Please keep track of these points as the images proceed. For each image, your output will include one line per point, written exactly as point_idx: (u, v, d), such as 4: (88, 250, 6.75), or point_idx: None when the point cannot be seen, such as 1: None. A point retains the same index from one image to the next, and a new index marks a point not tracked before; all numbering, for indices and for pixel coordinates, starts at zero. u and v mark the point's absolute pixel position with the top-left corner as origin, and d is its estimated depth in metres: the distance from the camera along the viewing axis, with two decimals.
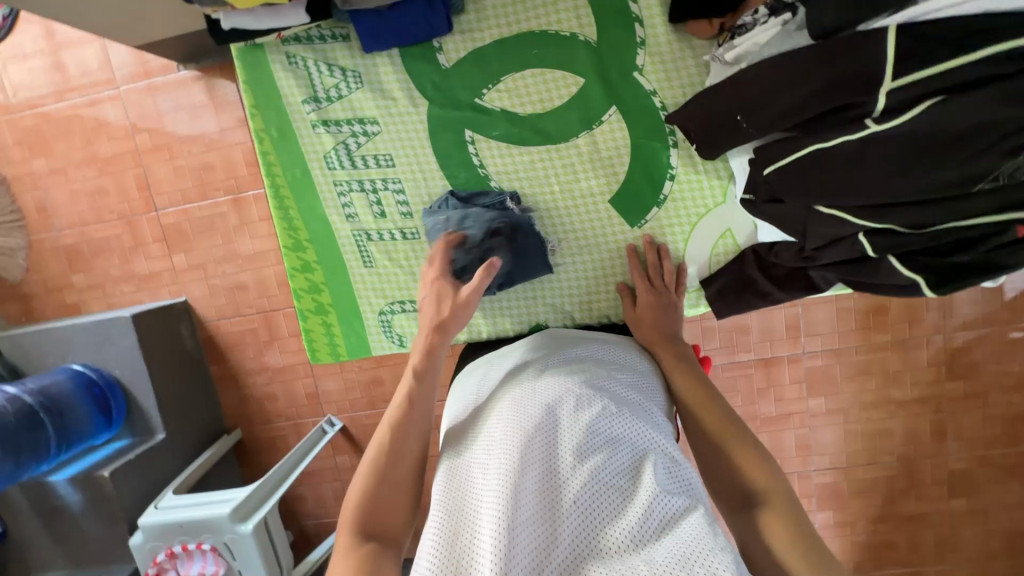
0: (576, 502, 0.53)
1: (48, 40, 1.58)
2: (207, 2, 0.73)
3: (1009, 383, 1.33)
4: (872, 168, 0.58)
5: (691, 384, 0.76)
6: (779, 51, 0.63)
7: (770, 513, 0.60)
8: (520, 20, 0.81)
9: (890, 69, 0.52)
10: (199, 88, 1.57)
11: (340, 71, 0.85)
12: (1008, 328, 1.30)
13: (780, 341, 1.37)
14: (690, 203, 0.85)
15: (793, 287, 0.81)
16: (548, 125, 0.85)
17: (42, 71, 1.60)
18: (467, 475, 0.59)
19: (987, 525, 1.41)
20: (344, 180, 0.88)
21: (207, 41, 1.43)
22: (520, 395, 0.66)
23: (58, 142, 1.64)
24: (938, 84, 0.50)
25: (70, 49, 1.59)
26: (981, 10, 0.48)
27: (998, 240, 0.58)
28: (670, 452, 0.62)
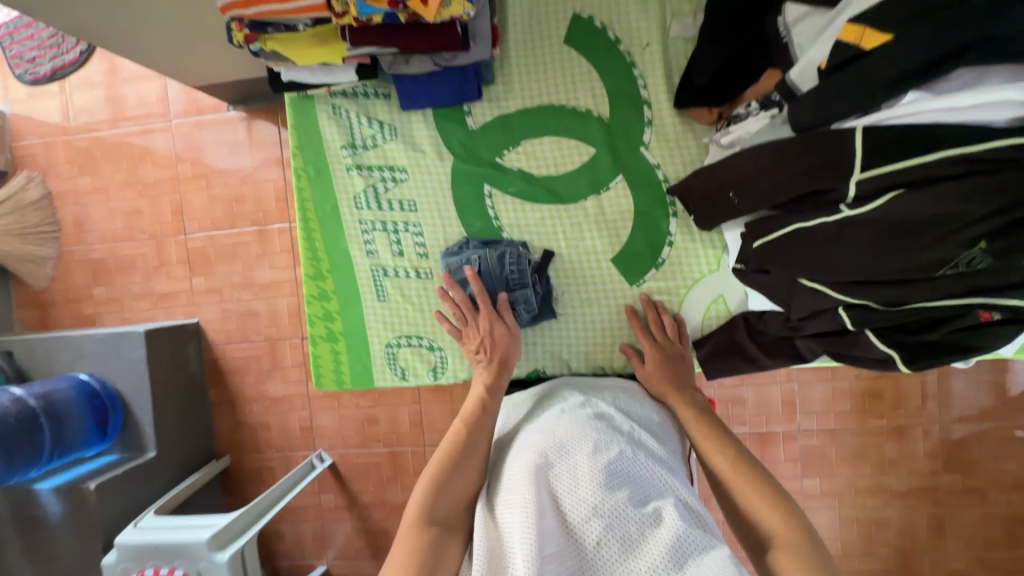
0: (598, 542, 0.57)
1: (115, 75, 1.75)
2: (272, 56, 0.83)
3: (1006, 482, 1.33)
4: (846, 246, 0.64)
5: (706, 432, 0.81)
6: (766, 139, 0.70)
7: (780, 552, 0.64)
8: (542, 95, 0.92)
9: (860, 161, 0.58)
10: (244, 128, 1.71)
11: (378, 124, 0.95)
12: (1004, 425, 1.31)
13: (776, 416, 1.39)
14: (685, 268, 0.91)
15: (780, 355, 0.85)
16: (559, 187, 0.93)
17: (104, 101, 1.76)
18: (497, 509, 0.64)
19: None
20: (369, 219, 0.96)
21: (258, 89, 1.58)
22: (541, 434, 0.71)
23: (106, 164, 1.77)
24: (899, 179, 0.57)
25: (133, 84, 1.75)
26: (935, 119, 0.54)
27: (962, 322, 0.64)
28: (687, 494, 0.65)
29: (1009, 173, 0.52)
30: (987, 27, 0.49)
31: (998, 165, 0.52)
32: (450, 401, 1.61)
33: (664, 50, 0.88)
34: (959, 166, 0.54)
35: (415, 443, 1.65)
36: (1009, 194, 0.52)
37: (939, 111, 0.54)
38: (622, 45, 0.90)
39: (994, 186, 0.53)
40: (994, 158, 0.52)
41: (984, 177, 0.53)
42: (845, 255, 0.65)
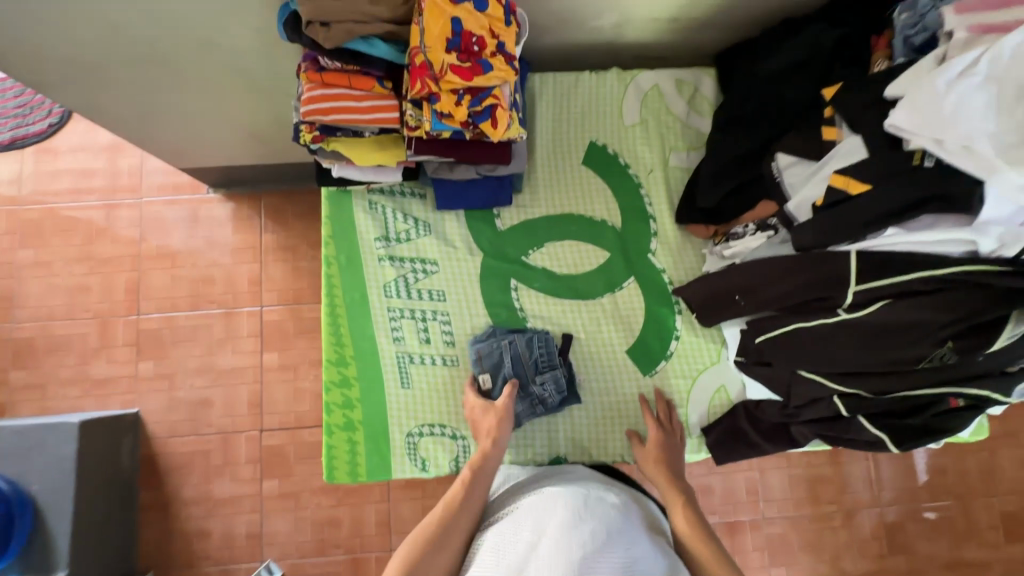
0: None
1: (81, 146, 1.68)
2: (330, 155, 0.91)
3: None
4: (843, 343, 0.78)
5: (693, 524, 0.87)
6: (768, 255, 0.85)
7: None
8: (563, 205, 1.05)
9: (854, 276, 0.74)
10: (221, 208, 1.67)
11: (412, 220, 1.02)
12: None
13: None
14: (691, 360, 1.02)
15: (778, 441, 0.95)
16: (579, 284, 1.03)
17: (65, 172, 1.66)
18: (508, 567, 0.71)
19: None
20: (398, 307, 0.99)
21: (247, 173, 1.59)
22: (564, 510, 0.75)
23: (53, 235, 1.62)
24: (882, 291, 0.73)
25: (101, 158, 1.68)
26: (908, 248, 0.72)
27: (937, 408, 0.78)
28: None
29: (964, 291, 0.69)
30: (938, 188, 0.68)
31: (954, 284, 0.69)
32: (422, 497, 1.53)
33: (665, 176, 1.06)
34: (927, 284, 0.70)
35: (381, 548, 1.52)
36: (966, 306, 0.69)
37: (912, 243, 0.71)
38: (631, 169, 1.07)
39: (954, 300, 0.69)
40: (953, 279, 0.69)
41: (945, 294, 0.70)
42: (843, 351, 0.78)
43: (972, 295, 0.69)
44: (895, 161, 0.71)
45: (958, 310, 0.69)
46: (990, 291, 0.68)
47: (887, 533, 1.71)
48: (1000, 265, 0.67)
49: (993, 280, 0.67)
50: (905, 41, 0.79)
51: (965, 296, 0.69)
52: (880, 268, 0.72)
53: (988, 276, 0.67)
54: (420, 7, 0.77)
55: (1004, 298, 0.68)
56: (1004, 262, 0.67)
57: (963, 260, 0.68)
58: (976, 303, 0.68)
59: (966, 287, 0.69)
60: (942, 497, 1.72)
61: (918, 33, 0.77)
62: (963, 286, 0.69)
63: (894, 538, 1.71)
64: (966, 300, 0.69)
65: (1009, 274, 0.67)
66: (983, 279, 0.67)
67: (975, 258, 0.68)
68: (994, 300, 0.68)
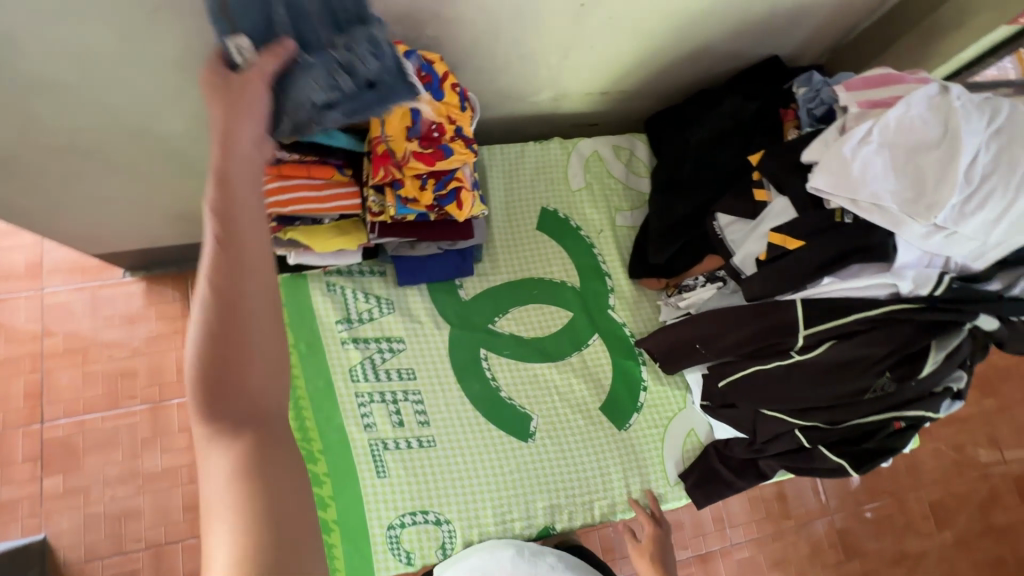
0: None
1: None
2: (286, 243, 0.87)
3: None
4: (799, 382, 0.85)
5: None
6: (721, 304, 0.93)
7: None
8: (523, 269, 1.08)
9: (803, 321, 0.81)
10: (138, 289, 1.46)
11: (374, 299, 1.00)
12: None
13: None
14: (661, 408, 1.05)
15: (748, 475, 1.01)
16: (547, 346, 1.04)
17: None
18: None
19: None
20: (366, 391, 0.95)
21: (172, 250, 1.44)
22: None
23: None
24: (825, 333, 0.81)
25: None
26: (844, 294, 0.80)
27: (885, 431, 0.86)
28: None
29: (890, 327, 0.78)
30: (860, 240, 0.78)
31: (883, 323, 0.79)
32: None
33: (614, 234, 1.13)
34: (861, 324, 0.79)
35: None
36: (894, 341, 0.78)
37: (846, 290, 0.80)
38: (582, 230, 1.12)
39: (884, 336, 0.78)
40: (882, 318, 0.78)
41: (876, 331, 0.79)
42: (801, 389, 0.85)
43: (898, 331, 0.78)
44: (820, 218, 0.80)
45: (889, 344, 0.78)
46: (912, 326, 0.78)
47: (843, 539, 1.83)
48: (916, 302, 0.77)
49: (912, 317, 0.77)
50: (810, 112, 0.90)
51: (892, 332, 0.78)
52: (822, 312, 0.81)
53: (910, 313, 0.77)
54: None
55: (923, 331, 0.78)
56: (920, 299, 0.77)
57: (888, 300, 0.78)
58: (902, 337, 0.78)
59: (893, 324, 0.78)
60: (880, 496, 1.87)
61: (816, 105, 0.91)
62: (889, 323, 0.79)
63: (846, 543, 1.83)
64: (895, 335, 0.78)
65: (926, 310, 0.77)
66: (906, 316, 0.77)
67: (897, 298, 0.78)
68: (916, 333, 0.78)
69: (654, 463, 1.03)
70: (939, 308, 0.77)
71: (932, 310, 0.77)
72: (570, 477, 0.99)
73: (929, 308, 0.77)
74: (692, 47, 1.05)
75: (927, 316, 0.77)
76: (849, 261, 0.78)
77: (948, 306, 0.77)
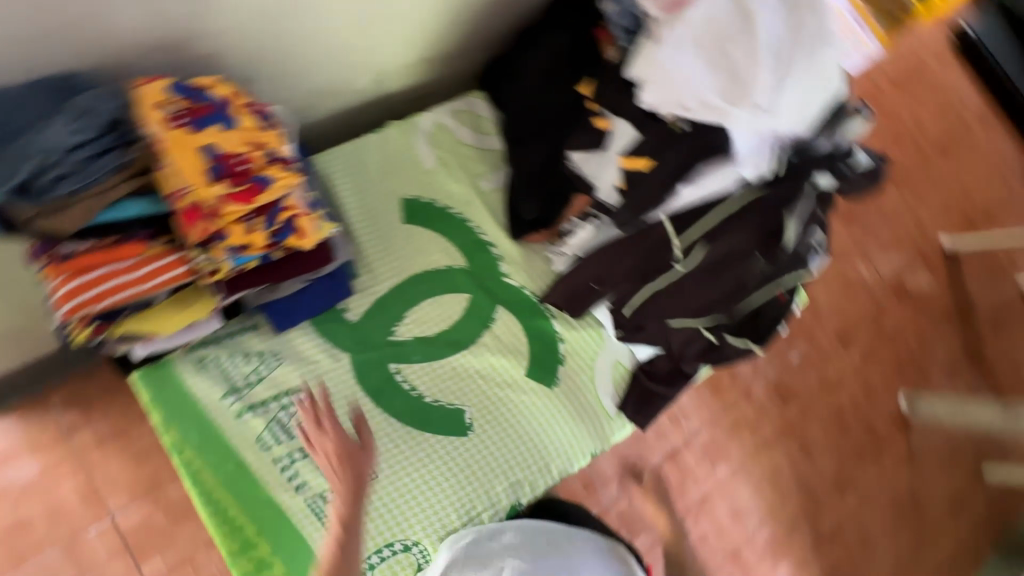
0: None
1: None
2: (121, 338, 0.74)
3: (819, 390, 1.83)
4: (690, 287, 0.88)
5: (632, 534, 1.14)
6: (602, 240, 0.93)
7: None
8: (405, 268, 1.02)
9: (673, 231, 0.83)
10: None
11: (255, 356, 0.90)
12: (791, 355, 1.82)
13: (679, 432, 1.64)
14: (583, 352, 1.07)
15: (677, 382, 1.06)
16: (455, 336, 1.01)
17: None
18: None
19: (874, 503, 1.76)
20: (284, 455, 0.88)
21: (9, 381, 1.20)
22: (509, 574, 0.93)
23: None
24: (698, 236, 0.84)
25: None
26: (701, 196, 0.83)
27: (772, 304, 0.93)
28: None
29: (749, 211, 0.83)
30: (700, 140, 0.79)
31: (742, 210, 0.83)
32: None
33: (484, 202, 1.09)
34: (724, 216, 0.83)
35: None
36: (754, 223, 0.83)
37: (701, 192, 0.83)
38: (452, 208, 1.07)
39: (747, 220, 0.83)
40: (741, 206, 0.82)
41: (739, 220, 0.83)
42: (694, 293, 0.89)
43: (756, 214, 0.83)
44: (659, 132, 0.82)
45: (751, 227, 0.83)
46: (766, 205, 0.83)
47: None
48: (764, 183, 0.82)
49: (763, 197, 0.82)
50: (622, 29, 0.89)
51: (751, 215, 0.83)
52: (688, 217, 0.84)
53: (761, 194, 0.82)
54: (153, 146, 0.66)
55: (777, 206, 0.83)
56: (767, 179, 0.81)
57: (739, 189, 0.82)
58: (761, 219, 0.83)
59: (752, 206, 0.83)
60: None
61: (627, 20, 0.89)
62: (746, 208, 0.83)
63: None
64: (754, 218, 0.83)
65: (774, 187, 0.82)
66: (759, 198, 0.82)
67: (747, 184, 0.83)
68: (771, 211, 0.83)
69: (594, 405, 1.05)
70: (784, 181, 0.82)
71: (777, 186, 0.82)
72: (521, 450, 0.99)
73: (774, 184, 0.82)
74: None
75: (775, 192, 0.82)
76: (696, 162, 0.80)
77: (791, 177, 0.82)
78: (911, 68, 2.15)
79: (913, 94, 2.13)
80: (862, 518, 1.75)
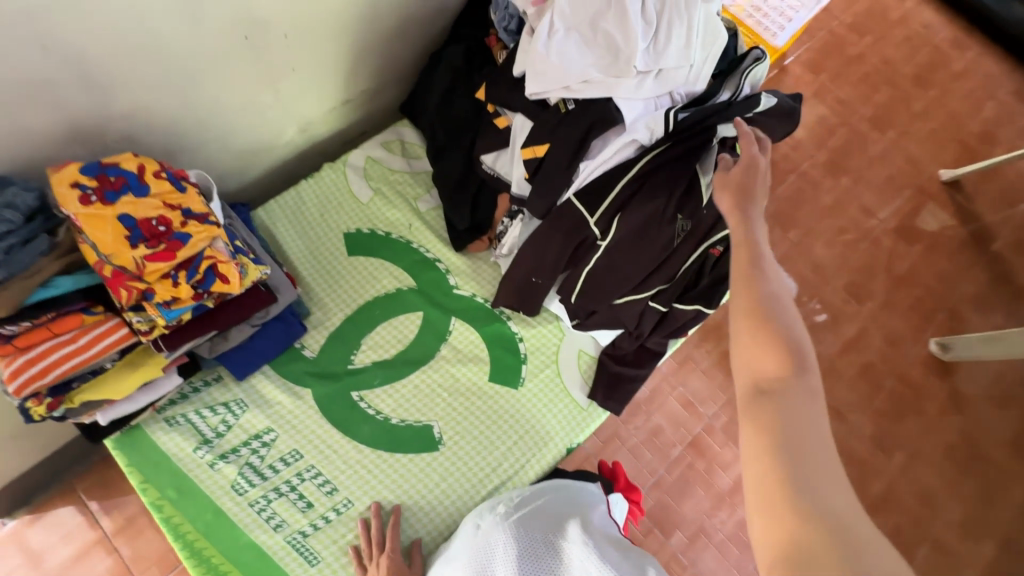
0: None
1: None
2: (84, 408, 0.80)
3: (841, 349, 1.68)
4: (621, 261, 0.88)
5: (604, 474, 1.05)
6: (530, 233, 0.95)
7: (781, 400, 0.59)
8: (356, 298, 1.05)
9: (587, 211, 0.85)
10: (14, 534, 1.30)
11: (221, 407, 0.94)
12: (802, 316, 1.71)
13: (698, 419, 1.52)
14: (544, 348, 1.07)
15: (644, 361, 1.06)
16: (413, 354, 1.03)
17: None
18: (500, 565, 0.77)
19: (929, 461, 1.58)
20: (259, 496, 0.90)
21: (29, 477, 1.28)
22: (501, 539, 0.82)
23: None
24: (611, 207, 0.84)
25: None
26: (605, 170, 0.84)
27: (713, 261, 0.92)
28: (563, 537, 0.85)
29: (655, 173, 0.83)
30: (590, 117, 0.82)
31: (648, 173, 0.83)
32: None
33: (425, 221, 1.12)
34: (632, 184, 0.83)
35: None
36: (664, 185, 0.83)
37: (604, 165, 0.84)
38: (394, 233, 1.11)
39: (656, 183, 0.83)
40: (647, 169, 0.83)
41: (647, 183, 0.83)
42: (624, 264, 0.88)
43: (664, 174, 0.83)
44: (551, 117, 0.84)
45: (663, 189, 0.83)
46: (672, 163, 0.83)
47: None
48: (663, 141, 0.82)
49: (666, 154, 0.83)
50: (506, 31, 0.92)
51: (660, 176, 0.83)
52: (598, 191, 0.84)
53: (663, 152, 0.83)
54: (75, 225, 0.72)
55: (682, 163, 0.83)
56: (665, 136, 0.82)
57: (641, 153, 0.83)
58: (670, 178, 0.83)
59: (657, 168, 0.83)
60: None
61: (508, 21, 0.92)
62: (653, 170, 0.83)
63: None
64: (661, 179, 0.83)
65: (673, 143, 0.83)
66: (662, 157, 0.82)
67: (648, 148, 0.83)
68: (678, 169, 0.83)
69: (563, 399, 1.04)
70: (682, 136, 0.83)
71: (677, 142, 0.83)
72: (495, 455, 0.99)
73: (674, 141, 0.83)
74: (392, 22, 1.04)
75: (676, 148, 0.83)
76: (591, 137, 0.82)
77: (690, 130, 0.82)
78: (868, 9, 2.11)
79: (877, 34, 2.07)
80: (920, 479, 1.57)
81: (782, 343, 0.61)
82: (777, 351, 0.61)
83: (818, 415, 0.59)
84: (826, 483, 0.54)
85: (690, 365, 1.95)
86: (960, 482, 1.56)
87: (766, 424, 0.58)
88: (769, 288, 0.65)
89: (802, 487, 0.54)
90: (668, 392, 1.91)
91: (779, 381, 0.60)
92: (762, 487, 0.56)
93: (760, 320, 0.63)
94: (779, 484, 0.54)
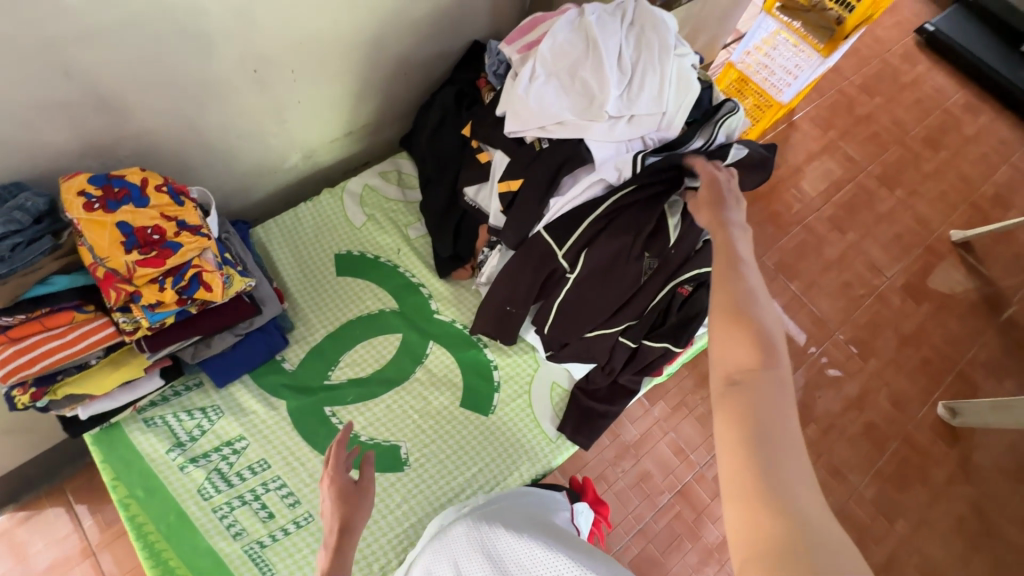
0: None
1: None
2: (65, 402, 0.85)
3: (844, 405, 1.63)
4: (589, 295, 0.91)
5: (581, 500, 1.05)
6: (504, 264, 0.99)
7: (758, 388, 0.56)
8: (339, 317, 1.10)
9: (555, 244, 0.88)
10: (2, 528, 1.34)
11: (199, 412, 0.98)
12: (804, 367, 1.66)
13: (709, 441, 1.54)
14: (518, 377, 1.09)
15: (618, 397, 1.06)
16: (389, 374, 1.06)
17: None
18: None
19: (936, 532, 1.49)
20: (223, 502, 0.93)
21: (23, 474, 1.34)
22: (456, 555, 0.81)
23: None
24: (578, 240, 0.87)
25: None
26: (574, 206, 0.88)
27: (682, 301, 0.93)
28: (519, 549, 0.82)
29: (623, 211, 0.87)
30: (562, 156, 0.87)
31: (617, 210, 0.87)
32: None
33: (413, 247, 1.17)
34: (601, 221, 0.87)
35: None
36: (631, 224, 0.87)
37: (573, 202, 0.88)
38: (382, 257, 1.16)
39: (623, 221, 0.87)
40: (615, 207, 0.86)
41: (613, 220, 0.87)
42: (590, 296, 0.91)
43: (631, 212, 0.87)
44: (526, 154, 0.90)
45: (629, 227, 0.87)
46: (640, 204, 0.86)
47: None
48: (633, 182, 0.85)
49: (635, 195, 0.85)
50: (495, 75, 0.99)
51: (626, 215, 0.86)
52: (568, 225, 0.88)
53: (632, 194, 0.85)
54: (77, 229, 0.79)
55: (650, 202, 0.86)
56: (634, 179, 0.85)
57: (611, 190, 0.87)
58: (637, 217, 0.87)
59: (625, 207, 0.86)
60: None
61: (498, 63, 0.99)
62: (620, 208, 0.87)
63: None
64: (628, 216, 0.87)
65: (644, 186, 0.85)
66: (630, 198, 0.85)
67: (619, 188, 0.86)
68: (645, 208, 0.87)
69: (533, 429, 1.05)
70: (654, 180, 0.85)
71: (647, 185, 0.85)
72: (459, 480, 1.00)
73: (645, 182, 0.85)
74: (395, 63, 1.12)
75: (646, 190, 0.85)
76: (562, 176, 0.88)
77: (662, 175, 0.85)
78: (878, 71, 2.15)
79: (885, 96, 2.11)
80: (927, 551, 1.47)
81: (754, 332, 0.59)
82: (751, 343, 0.59)
83: (791, 406, 0.56)
84: (797, 477, 0.52)
85: (684, 411, 1.93)
86: (970, 559, 1.47)
87: (740, 416, 0.55)
88: (745, 283, 0.64)
89: (776, 481, 0.51)
90: (659, 437, 1.88)
91: (751, 372, 0.57)
92: (734, 483, 0.53)
93: (735, 312, 0.61)
94: (752, 481, 0.51)
